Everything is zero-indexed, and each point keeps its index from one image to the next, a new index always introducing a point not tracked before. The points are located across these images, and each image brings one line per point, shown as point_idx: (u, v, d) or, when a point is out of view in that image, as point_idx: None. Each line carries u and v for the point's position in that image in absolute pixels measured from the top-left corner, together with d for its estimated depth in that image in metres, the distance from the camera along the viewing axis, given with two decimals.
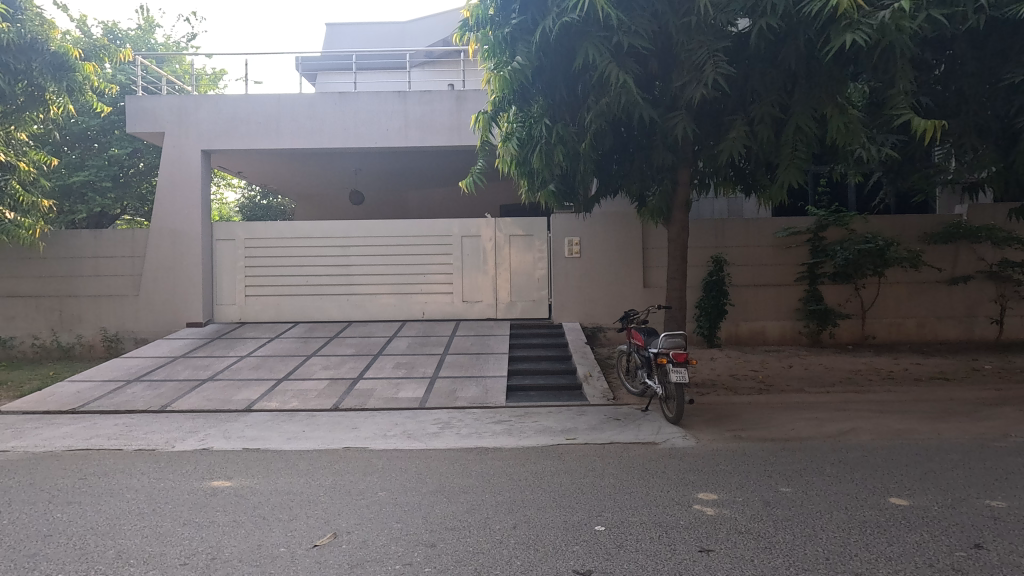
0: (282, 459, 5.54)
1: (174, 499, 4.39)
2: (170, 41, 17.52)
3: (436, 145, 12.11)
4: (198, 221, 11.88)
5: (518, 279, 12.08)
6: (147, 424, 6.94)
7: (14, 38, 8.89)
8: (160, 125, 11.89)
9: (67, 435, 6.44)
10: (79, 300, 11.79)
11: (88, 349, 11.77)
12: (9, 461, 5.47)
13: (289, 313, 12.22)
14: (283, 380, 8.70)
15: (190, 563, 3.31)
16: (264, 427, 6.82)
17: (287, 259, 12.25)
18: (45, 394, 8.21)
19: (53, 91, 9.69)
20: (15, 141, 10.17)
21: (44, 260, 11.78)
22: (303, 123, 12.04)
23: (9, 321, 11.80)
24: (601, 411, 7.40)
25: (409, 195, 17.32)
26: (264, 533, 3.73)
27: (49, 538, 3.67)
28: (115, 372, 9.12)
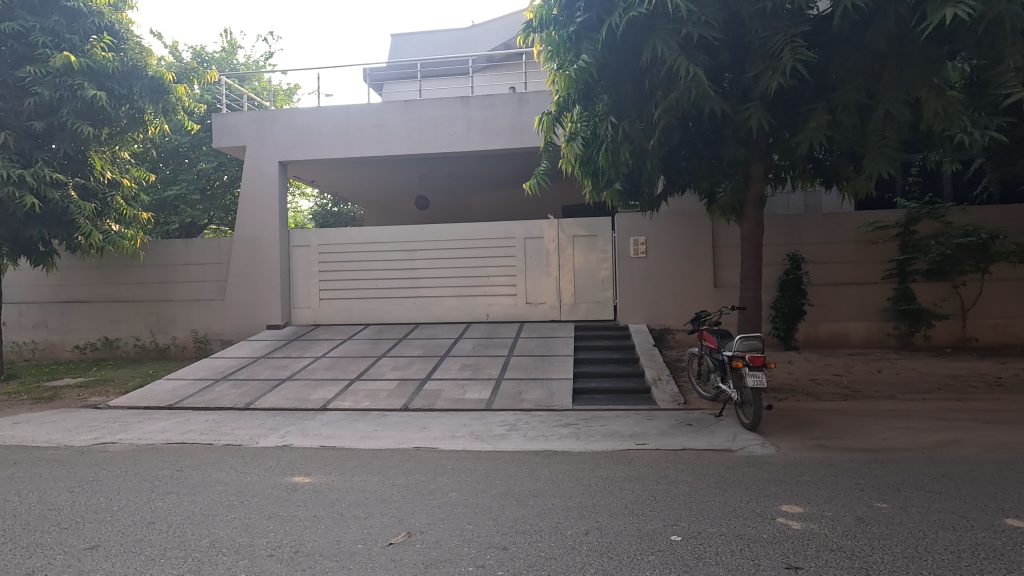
0: (357, 456, 5.75)
1: (260, 493, 4.64)
2: (250, 60, 18.69)
3: (498, 148, 12.20)
4: (276, 228, 12.56)
5: (581, 280, 11.96)
6: (233, 421, 7.41)
7: (119, 66, 9.78)
8: (242, 139, 12.69)
9: (165, 430, 6.97)
10: (173, 304, 12.76)
11: (182, 349, 12.72)
12: (117, 452, 5.98)
13: (359, 315, 12.68)
14: (355, 380, 9.03)
15: (276, 555, 3.47)
16: (339, 426, 7.10)
17: (357, 263, 12.72)
18: (146, 391, 8.93)
19: (150, 113, 10.58)
20: (119, 160, 11.20)
21: (143, 268, 12.84)
22: (371, 132, 12.48)
23: (114, 324, 12.95)
24: (670, 416, 7.17)
25: (471, 198, 17.58)
26: (342, 529, 3.87)
27: (153, 525, 3.96)
28: (205, 371, 9.79)
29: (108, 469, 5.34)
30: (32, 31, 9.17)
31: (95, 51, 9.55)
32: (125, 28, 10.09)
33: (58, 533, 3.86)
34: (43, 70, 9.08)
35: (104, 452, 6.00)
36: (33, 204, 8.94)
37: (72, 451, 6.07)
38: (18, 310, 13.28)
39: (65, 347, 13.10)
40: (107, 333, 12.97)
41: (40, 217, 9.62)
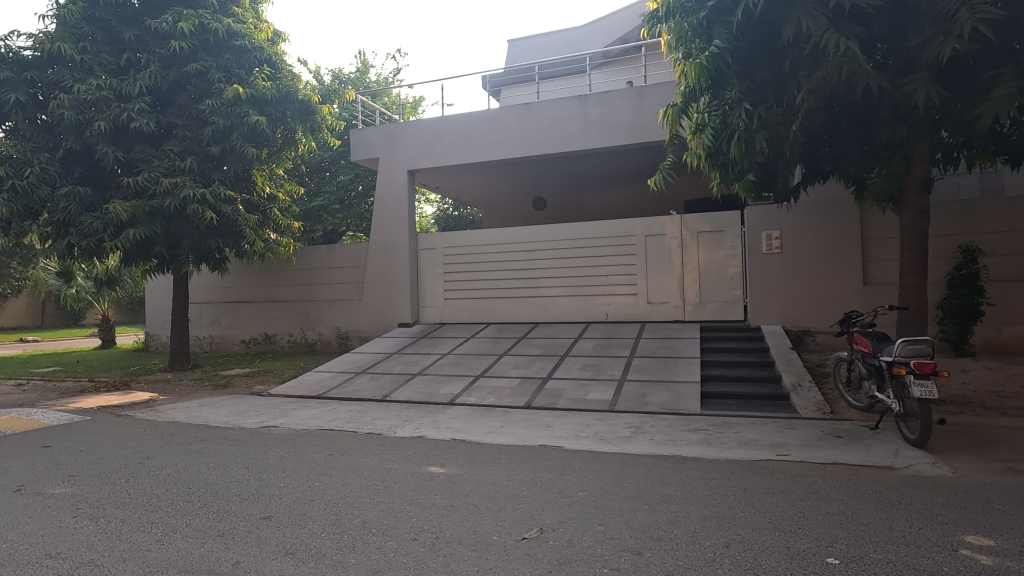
0: (485, 451, 5.95)
1: (401, 480, 4.97)
2: (381, 78, 20.19)
3: (617, 145, 11.97)
4: (406, 233, 13.42)
5: (707, 278, 11.35)
6: (373, 411, 8.04)
7: (276, 93, 11.13)
8: (376, 151, 13.74)
9: (317, 417, 7.75)
10: (319, 304, 14.17)
11: (326, 345, 14.06)
12: (280, 435, 6.76)
13: (481, 315, 13.13)
14: (479, 377, 9.36)
15: (419, 539, 3.69)
16: (466, 420, 7.40)
17: (479, 264, 13.20)
18: (299, 381, 10.02)
19: (300, 133, 11.90)
20: (276, 177, 12.64)
21: (295, 272, 14.40)
22: (491, 137, 12.88)
23: (272, 322, 14.67)
24: (815, 426, 6.52)
25: (588, 197, 17.47)
26: (478, 520, 4.02)
27: (313, 502, 4.41)
28: (347, 365, 10.74)
29: (273, 450, 6.05)
30: (211, 69, 10.69)
31: (258, 82, 10.94)
32: (280, 60, 11.47)
33: (239, 502, 4.45)
34: (219, 101, 10.55)
35: (269, 435, 6.82)
36: (213, 218, 10.41)
37: (244, 432, 6.97)
38: (198, 309, 15.55)
39: (234, 341, 15.10)
40: (266, 330, 14.74)
41: (217, 229, 11.18)
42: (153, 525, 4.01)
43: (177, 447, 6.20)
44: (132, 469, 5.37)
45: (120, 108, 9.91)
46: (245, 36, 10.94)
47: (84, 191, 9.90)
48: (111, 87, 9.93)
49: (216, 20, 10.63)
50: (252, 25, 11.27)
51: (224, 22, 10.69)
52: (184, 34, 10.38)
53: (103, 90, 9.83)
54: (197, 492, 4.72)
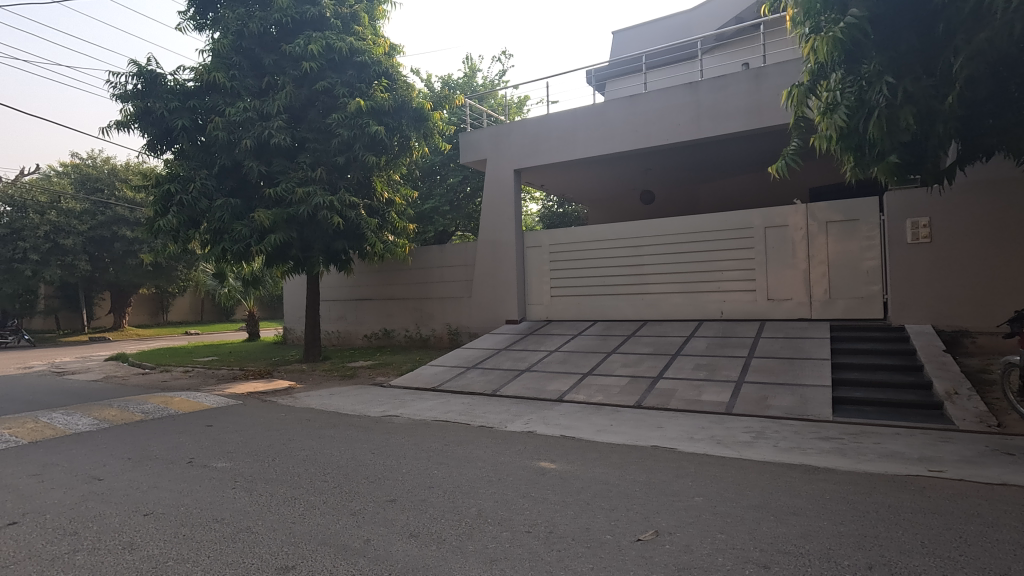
0: (596, 449, 5.91)
1: (514, 473, 5.09)
2: (487, 80, 20.68)
3: (732, 131, 11.28)
4: (512, 231, 13.66)
5: (837, 272, 10.34)
6: (484, 405, 8.31)
7: (392, 103, 11.88)
8: (483, 153, 14.15)
9: (433, 409, 8.17)
10: (432, 302, 14.90)
11: (438, 340, 14.75)
12: (400, 424, 7.21)
13: (588, 312, 13.03)
14: (587, 375, 9.30)
15: (533, 532, 3.75)
16: (575, 418, 7.39)
17: (585, 261, 13.13)
18: (416, 374, 10.63)
19: (414, 139, 12.59)
20: (393, 182, 13.46)
21: (410, 271, 15.26)
22: (596, 132, 12.72)
23: (390, 318, 15.67)
24: (976, 441, 5.70)
25: (699, 188, 16.66)
26: (591, 517, 4.00)
27: (432, 489, 4.65)
28: (459, 359, 11.18)
29: (395, 438, 6.47)
30: (336, 85, 11.63)
31: (377, 95, 11.77)
32: (396, 71, 12.22)
33: (367, 484, 4.81)
34: (344, 115, 11.46)
35: (391, 423, 7.30)
36: (339, 222, 11.32)
37: (369, 420, 7.53)
38: (327, 306, 17.02)
39: (358, 336, 16.34)
40: (385, 326, 15.79)
41: (343, 232, 12.16)
42: (297, 500, 4.48)
43: (313, 431, 6.85)
44: (277, 449, 6.02)
45: (262, 126, 11.09)
46: (365, 52, 11.79)
47: (234, 202, 11.20)
48: (255, 108, 11.13)
49: (340, 40, 11.56)
50: (372, 41, 12.12)
51: (347, 41, 11.60)
52: (314, 55, 11.38)
53: (249, 111, 11.04)
54: (331, 472, 5.18)
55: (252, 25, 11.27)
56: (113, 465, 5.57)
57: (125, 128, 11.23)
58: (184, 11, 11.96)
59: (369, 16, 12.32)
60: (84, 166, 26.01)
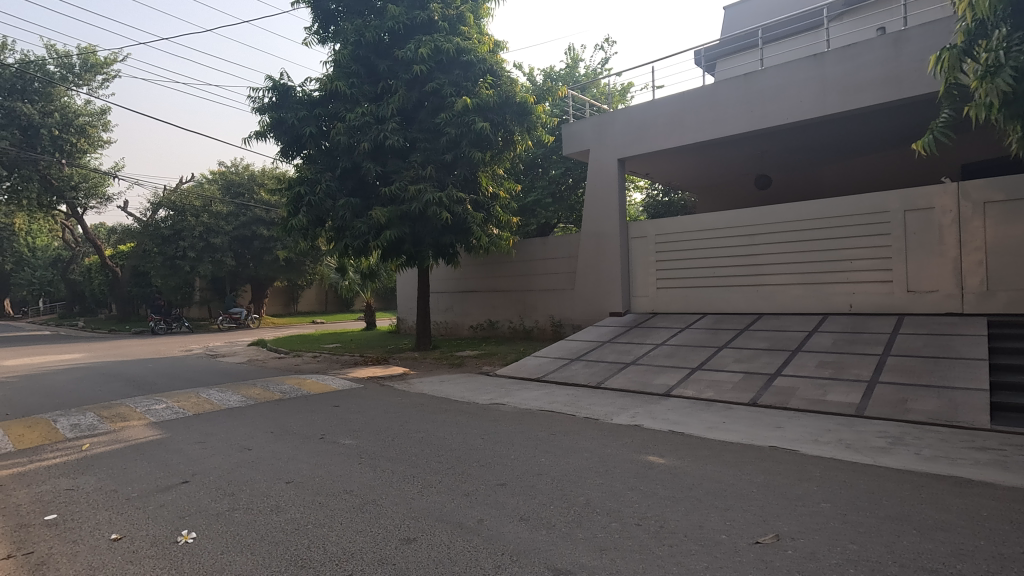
0: (707, 446, 5.68)
1: (621, 465, 5.04)
2: (590, 69, 20.38)
3: (864, 105, 10.19)
4: (617, 222, 13.42)
5: (997, 260, 9.01)
6: (588, 397, 8.30)
7: (497, 99, 12.17)
8: (587, 143, 14.02)
9: (538, 399, 8.29)
10: (535, 293, 15.09)
11: (541, 331, 14.91)
12: (507, 412, 7.42)
13: (697, 305, 12.47)
14: (697, 369, 8.93)
15: (643, 526, 3.70)
16: (684, 413, 7.14)
17: (694, 252, 12.58)
18: (520, 364, 10.84)
19: (518, 133, 12.81)
20: (497, 177, 13.79)
21: (514, 263, 15.58)
22: (706, 115, 12.09)
23: (494, 309, 16.12)
24: None
25: (823, 170, 15.28)
26: (704, 515, 3.86)
27: (540, 476, 4.74)
28: (563, 351, 11.23)
29: (502, 425, 6.67)
30: (444, 85, 12.11)
31: (482, 92, 12.09)
32: (500, 68, 12.50)
33: (478, 468, 5.03)
34: (451, 114, 11.91)
35: (498, 411, 7.53)
36: (448, 218, 11.82)
37: (478, 407, 7.83)
38: (436, 298, 17.85)
39: (464, 326, 16.98)
40: (491, 317, 16.26)
41: (451, 227, 12.66)
42: (414, 478, 4.78)
43: (427, 415, 7.26)
44: (395, 430, 6.46)
45: (378, 130, 11.83)
46: (471, 51, 12.16)
47: (354, 201, 12.05)
48: (372, 113, 11.87)
49: (448, 41, 12.01)
50: (477, 40, 12.49)
51: (455, 41, 12.02)
52: (424, 58, 11.91)
53: (366, 116, 11.81)
54: (445, 455, 5.47)
55: (369, 35, 12.02)
56: (259, 437, 6.30)
57: (263, 138, 12.52)
58: (310, 27, 13.06)
59: (474, 15, 12.71)
60: (228, 172, 29.36)
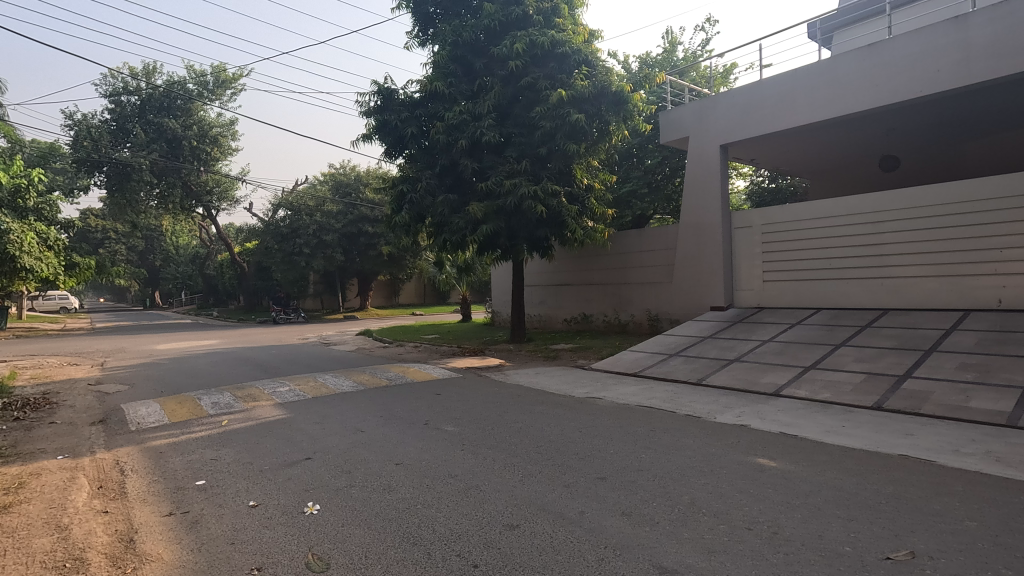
0: (825, 451, 5.27)
1: (728, 466, 4.82)
2: (689, 52, 19.46)
3: (1018, 71, 8.88)
4: (719, 211, 12.75)
5: None
6: (689, 394, 8.01)
7: (592, 90, 12.02)
8: (686, 130, 13.46)
9: (636, 394, 8.14)
10: (631, 287, 14.78)
11: (637, 326, 14.59)
12: (604, 406, 7.36)
13: (810, 299, 11.58)
14: (811, 368, 8.29)
15: (754, 530, 3.52)
16: (796, 415, 6.67)
17: (806, 242, 11.69)
18: (616, 359, 10.68)
19: (614, 123, 12.58)
20: (591, 169, 13.66)
21: (609, 256, 15.36)
22: (822, 93, 11.13)
23: (589, 303, 16.01)
24: None
25: (963, 147, 13.52)
26: (824, 524, 3.60)
27: (641, 472, 4.66)
28: (660, 346, 10.90)
29: (600, 419, 6.63)
30: (539, 79, 12.16)
31: (577, 83, 11.98)
32: (595, 57, 12.34)
33: (577, 460, 5.04)
34: (546, 107, 11.89)
35: (594, 405, 7.48)
36: (542, 211, 11.85)
37: (574, 400, 7.83)
38: (531, 291, 18.06)
39: (558, 319, 17.03)
40: (585, 310, 16.16)
41: (545, 221, 12.70)
42: (515, 466, 4.90)
43: (525, 407, 7.38)
44: (495, 420, 6.63)
45: (475, 126, 12.10)
46: (566, 43, 12.10)
47: (452, 197, 12.43)
48: (469, 110, 12.17)
49: (543, 35, 12.01)
50: (571, 31, 12.41)
51: (549, 34, 12.00)
52: (519, 53, 12.01)
53: (464, 113, 12.12)
54: (544, 446, 5.54)
55: (465, 35, 12.32)
56: (370, 421, 6.74)
57: (370, 140, 13.29)
58: (410, 31, 13.64)
59: (568, 7, 12.64)
60: (337, 175, 30.97)
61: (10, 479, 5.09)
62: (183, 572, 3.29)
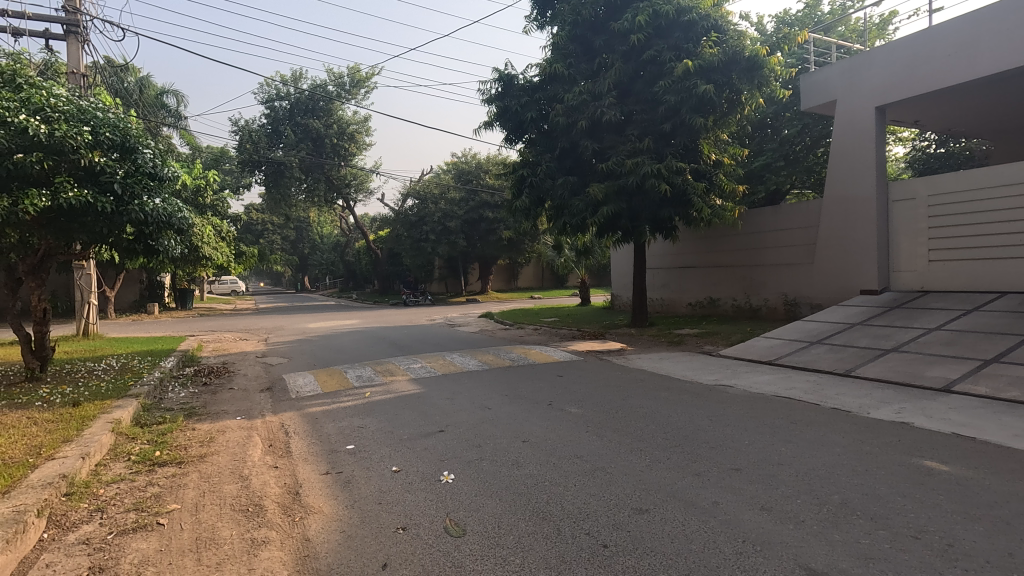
0: (1014, 458, 4.50)
1: (887, 467, 4.32)
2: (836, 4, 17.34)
3: None
4: (873, 183, 11.31)
5: None
6: (836, 386, 7.28)
7: (722, 57, 11.20)
8: (833, 93, 12.08)
9: (772, 383, 7.58)
10: (764, 269, 13.71)
11: (772, 311, 13.52)
12: (736, 395, 6.95)
13: (990, 281, 9.91)
14: (991, 362, 7.12)
15: (922, 539, 3.13)
16: (972, 414, 5.79)
17: (986, 215, 9.98)
18: (748, 346, 10.00)
19: (746, 91, 11.65)
20: (719, 143, 12.83)
21: (740, 236, 14.37)
22: (1012, 36, 9.33)
23: (716, 286, 15.14)
24: None
25: None
26: (1014, 542, 3.09)
27: (782, 466, 4.34)
28: (800, 333, 10.02)
29: (731, 408, 6.27)
30: (663, 51, 11.60)
31: (705, 51, 11.22)
32: (726, 22, 11.49)
33: (708, 449, 4.82)
34: (671, 80, 11.31)
35: (725, 393, 7.08)
36: (666, 189, 11.31)
37: (702, 387, 7.48)
38: (653, 274, 17.50)
39: (682, 303, 16.34)
40: (712, 294, 15.30)
41: (670, 200, 12.15)
42: (642, 451, 4.80)
43: (649, 392, 7.21)
44: (619, 404, 6.56)
45: (596, 106, 11.83)
46: (693, 9, 11.39)
47: (572, 180, 12.34)
48: (589, 90, 11.94)
49: (667, 4, 11.40)
50: None
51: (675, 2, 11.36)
52: (642, 26, 11.52)
53: (584, 94, 11.91)
54: (671, 432, 5.37)
55: (585, 12, 12.06)
56: (496, 399, 7.02)
57: (491, 127, 13.59)
58: (529, 15, 13.65)
59: None
60: (459, 163, 31.89)
61: (203, 434, 6.04)
62: (340, 526, 3.68)
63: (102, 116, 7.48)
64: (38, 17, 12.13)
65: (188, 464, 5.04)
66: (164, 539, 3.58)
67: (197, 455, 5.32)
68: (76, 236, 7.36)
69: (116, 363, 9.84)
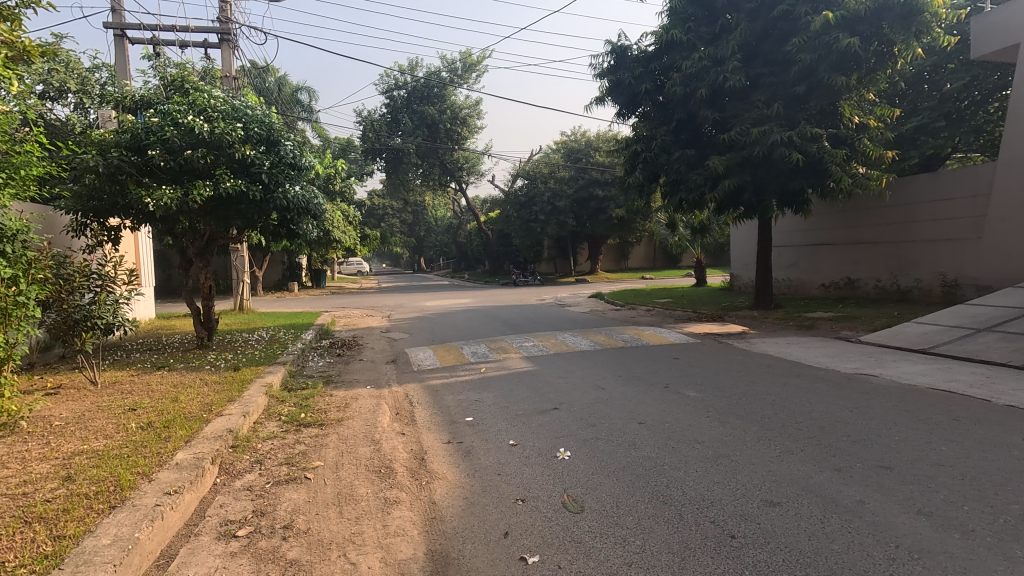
0: None
1: None
2: None
3: None
4: None
5: None
6: (1011, 380, 6.25)
7: (870, 4, 9.86)
8: (1016, 35, 10.18)
9: (928, 374, 6.69)
10: (917, 245, 12.09)
11: (925, 293, 11.91)
12: (883, 385, 6.24)
13: None
14: None
15: None
16: None
17: None
18: (895, 332, 8.92)
19: (899, 42, 10.19)
20: (863, 103, 11.43)
21: (886, 208, 12.78)
22: None
23: (855, 265, 13.64)
24: None
25: None
26: None
27: (943, 468, 3.82)
28: (962, 318, 8.73)
29: (877, 399, 5.63)
30: (797, 4, 10.48)
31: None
32: None
33: (850, 443, 4.37)
34: (806, 36, 10.20)
35: (868, 383, 6.38)
36: (799, 159, 10.29)
37: (839, 376, 6.80)
38: (779, 252, 16.19)
39: (814, 285, 14.96)
40: (850, 274, 13.80)
41: (802, 170, 11.06)
42: (772, 441, 4.47)
43: (777, 378, 6.71)
44: (743, 389, 6.19)
45: (717, 72, 11.01)
46: None
47: (690, 153, 11.67)
48: (710, 55, 11.14)
49: None
50: None
51: None
52: None
53: (704, 60, 11.13)
54: (805, 422, 4.95)
55: None
56: (610, 379, 6.94)
57: (603, 102, 13.19)
58: None
59: None
60: (569, 141, 31.63)
61: (340, 400, 6.65)
62: (462, 493, 3.86)
63: (253, 112, 8.40)
64: (200, 28, 13.75)
65: (328, 426, 5.57)
66: (311, 492, 3.99)
67: (335, 418, 5.86)
68: (233, 222, 8.33)
69: (265, 334, 11.13)
